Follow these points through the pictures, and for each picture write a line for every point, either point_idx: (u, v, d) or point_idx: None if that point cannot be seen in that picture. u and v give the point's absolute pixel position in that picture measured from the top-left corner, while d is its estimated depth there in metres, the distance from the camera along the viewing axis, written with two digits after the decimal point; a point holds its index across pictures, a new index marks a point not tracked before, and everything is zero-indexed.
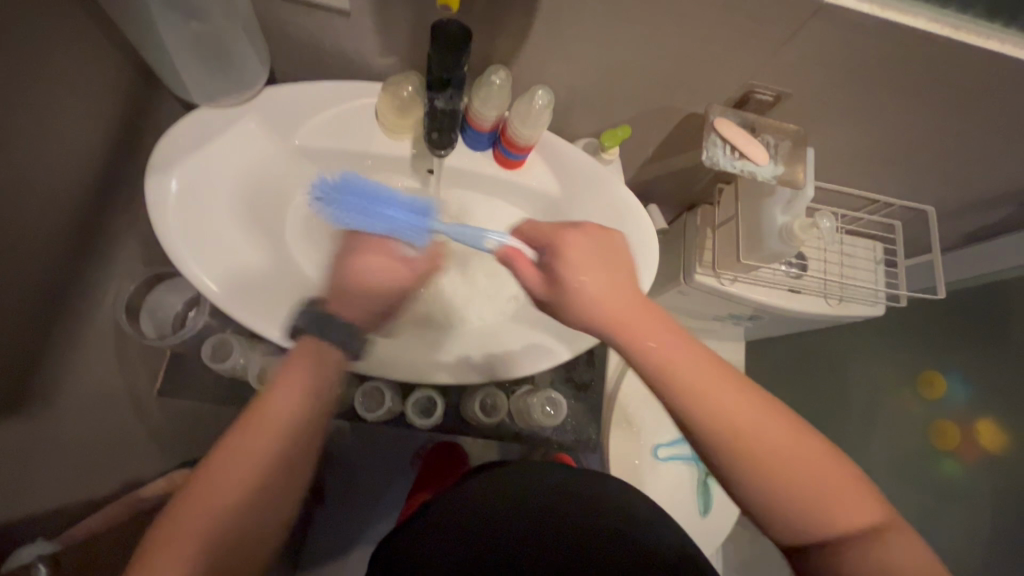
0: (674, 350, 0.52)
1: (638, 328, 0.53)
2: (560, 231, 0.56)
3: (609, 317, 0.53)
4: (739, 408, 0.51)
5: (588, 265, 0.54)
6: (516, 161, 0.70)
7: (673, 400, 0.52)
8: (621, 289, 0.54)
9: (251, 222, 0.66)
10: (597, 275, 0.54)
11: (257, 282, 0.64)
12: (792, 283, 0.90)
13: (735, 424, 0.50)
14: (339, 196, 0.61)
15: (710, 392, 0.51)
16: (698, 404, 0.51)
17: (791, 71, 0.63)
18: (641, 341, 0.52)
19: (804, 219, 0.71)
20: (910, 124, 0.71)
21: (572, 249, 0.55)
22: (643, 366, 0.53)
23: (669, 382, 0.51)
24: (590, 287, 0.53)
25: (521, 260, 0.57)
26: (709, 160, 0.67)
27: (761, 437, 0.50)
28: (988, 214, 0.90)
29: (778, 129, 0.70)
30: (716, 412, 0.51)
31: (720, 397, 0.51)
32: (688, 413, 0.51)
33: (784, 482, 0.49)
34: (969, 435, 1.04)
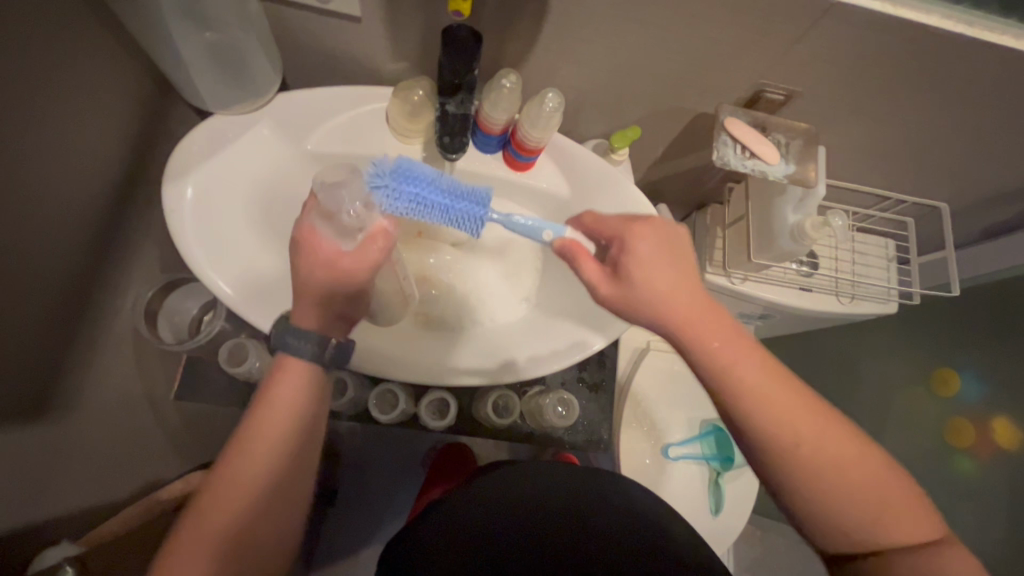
0: (745, 354, 0.52)
1: (703, 325, 0.53)
2: (633, 231, 0.56)
3: (672, 315, 0.53)
4: (800, 412, 0.51)
5: (658, 265, 0.54)
6: (526, 163, 0.71)
7: (737, 401, 0.51)
8: (691, 287, 0.54)
9: (265, 227, 0.66)
10: (663, 272, 0.54)
11: (273, 286, 0.65)
12: (804, 282, 0.90)
13: (802, 430, 0.50)
14: (399, 184, 0.54)
15: (778, 395, 0.51)
16: (755, 408, 0.51)
17: (803, 69, 0.63)
18: (704, 339, 0.52)
19: (817, 217, 0.70)
20: (923, 121, 0.70)
21: (644, 249, 0.55)
22: (702, 363, 0.53)
23: (731, 380, 0.51)
24: (664, 288, 0.53)
25: (585, 258, 0.56)
26: (720, 160, 0.66)
27: (831, 445, 0.50)
28: (1003, 210, 0.89)
29: (791, 128, 0.70)
30: (773, 414, 0.51)
31: (783, 400, 0.51)
32: (745, 417, 0.51)
33: (843, 491, 0.49)
34: (984, 433, 1.03)
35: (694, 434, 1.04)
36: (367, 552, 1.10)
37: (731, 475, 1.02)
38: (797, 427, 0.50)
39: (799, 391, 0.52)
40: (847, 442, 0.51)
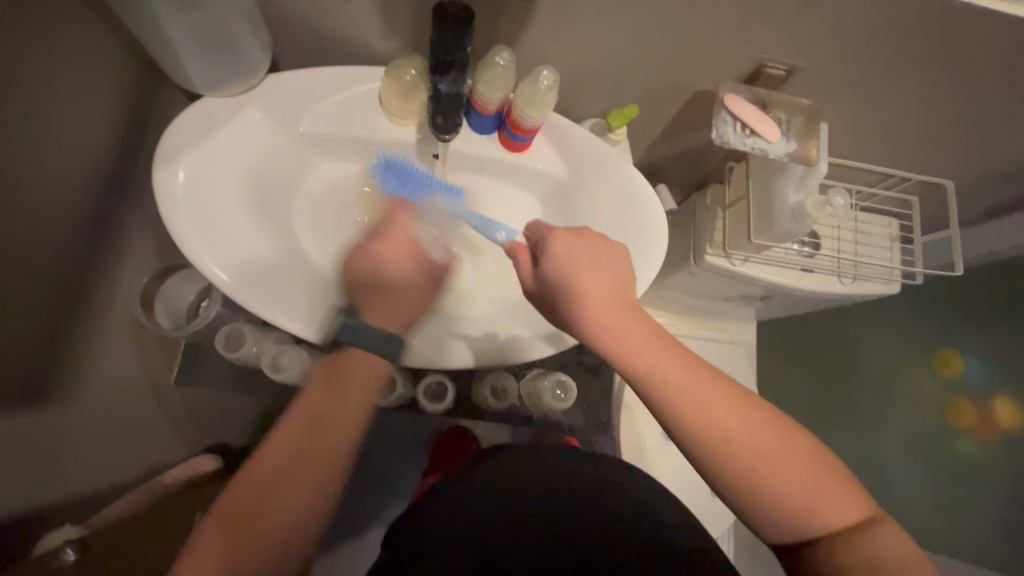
0: (657, 351, 0.52)
1: (624, 329, 0.53)
2: (550, 227, 0.56)
3: (597, 320, 0.53)
4: (727, 409, 0.51)
5: (578, 262, 0.54)
6: (521, 144, 0.70)
7: (654, 395, 0.52)
8: (613, 288, 0.54)
9: (260, 212, 0.66)
10: (587, 273, 0.53)
11: (269, 271, 0.64)
12: (805, 263, 0.89)
13: (716, 420, 0.51)
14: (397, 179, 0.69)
15: (695, 387, 0.51)
16: (682, 410, 0.51)
17: (804, 43, 0.61)
18: (611, 339, 0.52)
19: (818, 195, 0.69)
20: (928, 95, 0.68)
21: (565, 245, 0.54)
22: (630, 372, 0.53)
23: (655, 383, 0.51)
24: (581, 286, 0.53)
25: (523, 254, 0.57)
26: (719, 138, 0.65)
27: (744, 433, 0.50)
28: (1011, 188, 0.87)
29: (790, 105, 0.68)
30: (702, 413, 0.51)
31: (708, 398, 0.51)
32: (679, 419, 0.51)
33: (757, 476, 0.50)
34: (988, 414, 1.06)
35: None
36: (372, 533, 1.13)
37: None
38: (708, 418, 0.50)
39: (712, 383, 0.52)
40: (758, 428, 0.51)
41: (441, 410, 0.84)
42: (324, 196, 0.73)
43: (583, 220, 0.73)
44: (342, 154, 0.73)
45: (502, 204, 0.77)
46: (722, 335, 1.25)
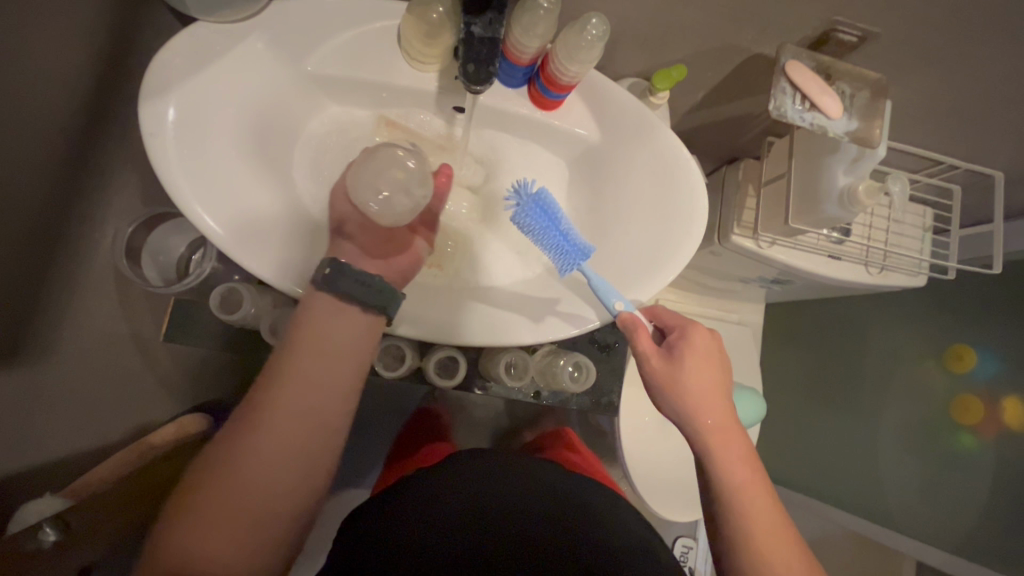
0: (753, 471, 0.56)
1: (731, 434, 0.57)
2: (689, 322, 0.62)
3: (709, 411, 0.58)
4: (798, 569, 0.52)
5: (705, 362, 0.59)
6: (554, 102, 0.64)
7: (731, 496, 0.55)
8: (724, 396, 0.59)
9: (261, 160, 0.59)
10: (709, 376, 0.59)
11: (268, 227, 0.58)
12: (833, 249, 0.85)
13: (778, 553, 0.52)
14: (531, 207, 0.63)
15: (765, 512, 0.54)
16: (758, 534, 0.53)
17: (884, 5, 0.54)
18: (718, 430, 0.57)
19: (871, 181, 0.64)
20: (1003, 74, 0.62)
21: (696, 343, 0.60)
22: (722, 474, 0.56)
23: (744, 497, 0.55)
24: (697, 383, 0.58)
25: (642, 331, 0.59)
26: (776, 110, 0.58)
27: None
28: None
29: (856, 77, 0.61)
30: (772, 549, 0.52)
31: (783, 543, 0.53)
32: (753, 541, 0.53)
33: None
34: (993, 412, 1.02)
35: None
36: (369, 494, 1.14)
37: None
38: (777, 566, 0.51)
39: (792, 540, 0.54)
40: None
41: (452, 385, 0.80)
42: (329, 145, 0.66)
43: (613, 193, 0.68)
44: (352, 99, 0.66)
45: (525, 167, 0.71)
46: (729, 316, 1.23)
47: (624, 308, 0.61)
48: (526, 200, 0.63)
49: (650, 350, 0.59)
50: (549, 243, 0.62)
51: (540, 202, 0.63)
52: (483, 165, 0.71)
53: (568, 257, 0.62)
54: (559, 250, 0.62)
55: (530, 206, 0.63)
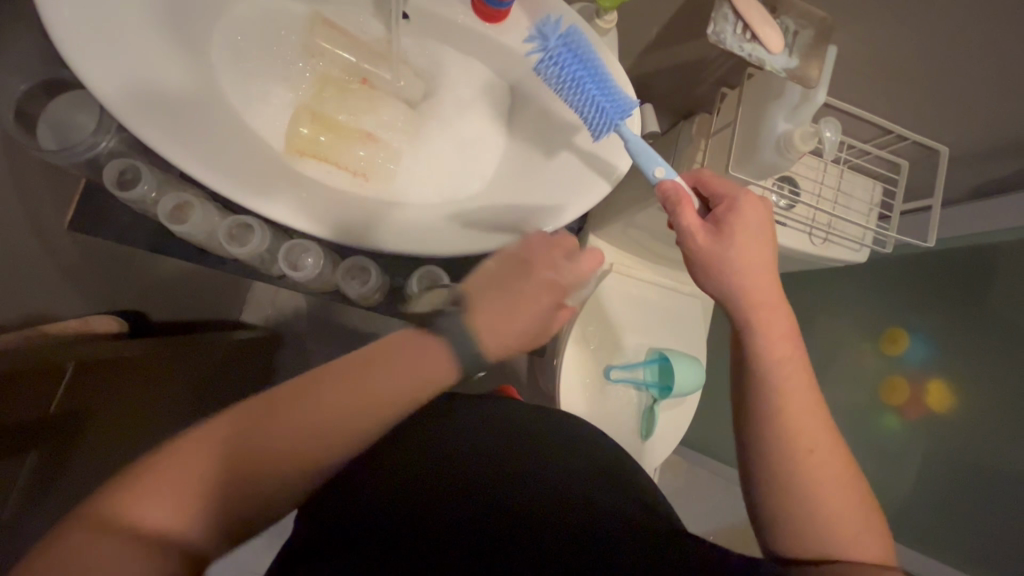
0: (784, 341, 0.59)
1: (767, 305, 0.60)
2: (742, 193, 0.61)
3: (747, 283, 0.60)
4: (816, 425, 0.56)
5: (752, 239, 0.60)
6: (498, 13, 0.62)
7: (762, 368, 0.58)
8: (769, 271, 0.61)
9: (168, 34, 0.55)
10: (755, 252, 0.60)
11: (174, 101, 0.54)
12: (780, 216, 0.85)
13: (800, 429, 0.55)
14: (563, 53, 0.59)
15: (797, 393, 0.57)
16: (784, 393, 0.57)
17: None
18: (759, 301, 0.60)
19: (809, 127, 0.63)
20: (947, 30, 0.61)
21: (747, 219, 0.60)
22: (755, 341, 0.59)
23: (771, 359, 0.58)
24: (744, 256, 0.59)
25: (687, 206, 0.60)
26: (715, 36, 0.56)
27: (825, 450, 0.55)
28: (1002, 166, 0.80)
29: (803, 14, 0.59)
30: (796, 405, 0.56)
31: (807, 401, 0.57)
32: (777, 396, 0.56)
33: (813, 491, 0.53)
34: (919, 394, 1.05)
35: (638, 361, 1.20)
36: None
37: (665, 405, 1.19)
38: (798, 425, 0.55)
39: (814, 402, 0.57)
40: (831, 446, 0.55)
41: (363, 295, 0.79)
42: (253, 33, 0.62)
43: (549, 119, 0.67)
44: None
45: (462, 88, 0.69)
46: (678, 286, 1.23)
47: (664, 175, 0.61)
48: (553, 48, 0.59)
49: (699, 227, 0.60)
50: (583, 97, 0.59)
51: (569, 48, 0.59)
52: (425, 80, 0.69)
53: (604, 114, 0.59)
54: (596, 106, 0.59)
55: (559, 55, 0.59)
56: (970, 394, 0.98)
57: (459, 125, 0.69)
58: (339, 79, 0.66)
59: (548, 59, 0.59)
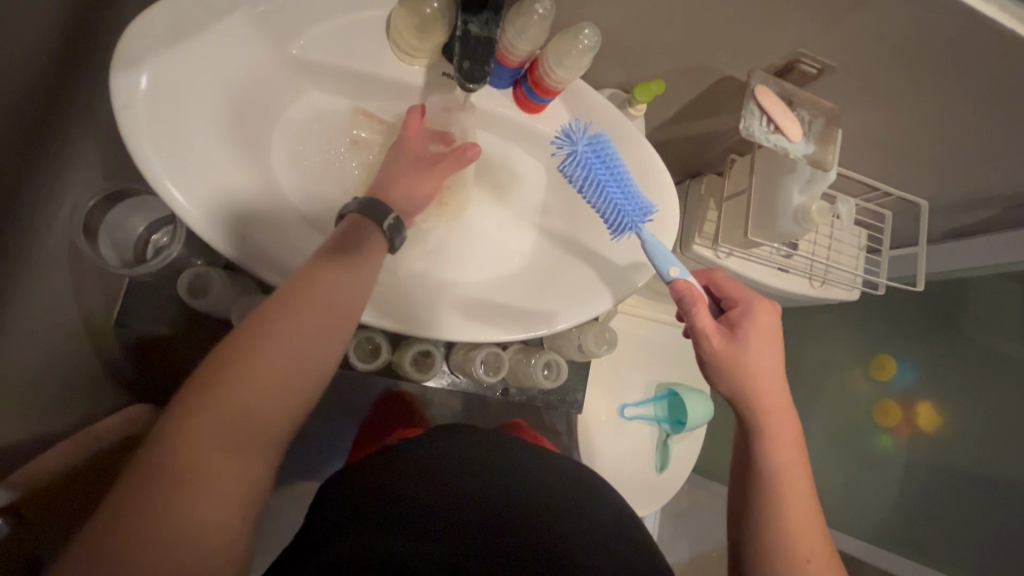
0: (794, 452, 0.60)
1: (778, 412, 0.60)
2: (755, 300, 0.64)
3: (762, 385, 0.60)
4: (815, 544, 0.55)
5: (764, 344, 0.62)
6: (539, 105, 0.65)
7: (768, 485, 0.58)
8: (780, 375, 0.62)
9: (238, 143, 0.57)
10: (767, 355, 0.62)
11: (247, 211, 0.56)
12: (782, 263, 0.91)
13: (802, 543, 0.55)
14: (589, 157, 0.64)
15: (799, 504, 0.57)
16: (786, 507, 0.56)
17: (844, 44, 0.59)
18: (773, 418, 0.60)
19: (822, 201, 0.70)
20: (936, 116, 0.69)
21: (763, 322, 0.63)
22: (767, 447, 0.59)
23: (780, 465, 0.58)
24: (757, 360, 0.61)
25: (703, 306, 0.62)
26: (745, 130, 0.63)
27: (819, 570, 0.54)
28: (972, 215, 0.91)
29: (815, 106, 0.66)
30: (796, 518, 0.56)
31: (806, 513, 0.57)
32: (782, 504, 0.57)
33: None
34: (909, 415, 1.14)
35: (648, 397, 1.25)
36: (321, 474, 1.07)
37: (677, 438, 1.24)
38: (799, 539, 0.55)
39: (817, 522, 0.57)
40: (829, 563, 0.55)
41: (422, 379, 0.74)
42: (309, 130, 0.65)
43: (585, 200, 0.71)
44: (336, 87, 0.65)
45: (500, 171, 0.72)
46: (682, 321, 1.30)
47: (678, 276, 0.63)
48: (581, 153, 0.64)
49: (713, 327, 0.62)
50: (606, 200, 0.63)
51: (595, 152, 0.64)
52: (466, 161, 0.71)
53: (624, 215, 0.64)
54: (616, 207, 0.63)
55: (587, 160, 0.64)
56: (954, 412, 1.08)
57: (501, 207, 0.73)
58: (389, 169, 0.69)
59: (575, 160, 0.64)
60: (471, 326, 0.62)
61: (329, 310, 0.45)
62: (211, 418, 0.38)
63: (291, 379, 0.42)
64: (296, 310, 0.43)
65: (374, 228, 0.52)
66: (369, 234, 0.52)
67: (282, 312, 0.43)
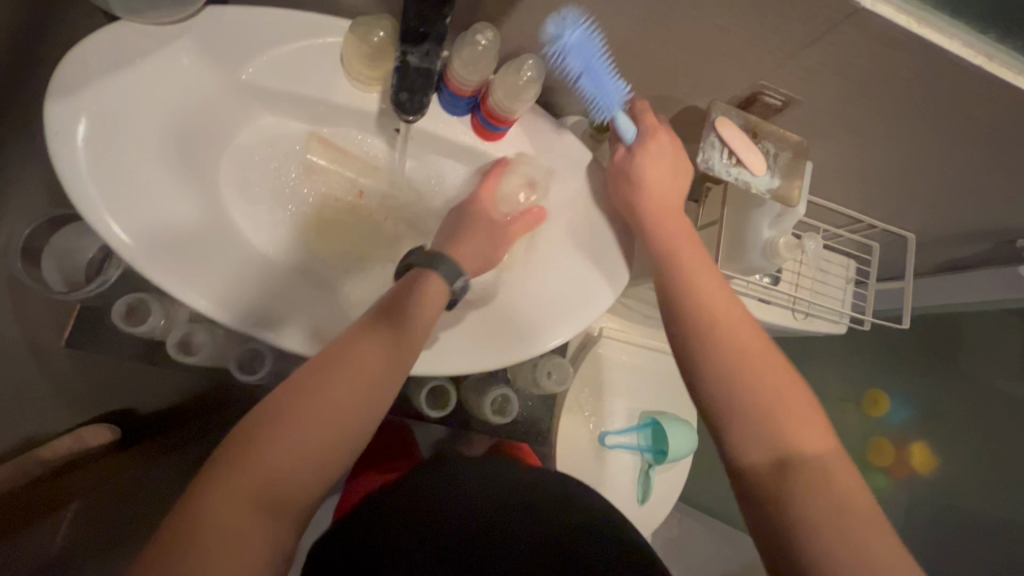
0: (718, 293, 0.57)
1: (681, 245, 0.60)
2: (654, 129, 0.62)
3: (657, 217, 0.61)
4: (773, 387, 0.52)
5: (653, 166, 0.61)
6: (496, 134, 0.63)
7: (724, 396, 0.53)
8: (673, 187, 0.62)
9: (183, 171, 0.57)
10: (652, 172, 0.61)
11: (185, 239, 0.55)
12: (763, 293, 0.84)
13: (759, 386, 0.52)
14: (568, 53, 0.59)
15: (745, 342, 0.54)
16: (731, 354, 0.54)
17: (806, 77, 0.57)
18: (721, 330, 0.55)
19: (792, 236, 0.67)
20: (912, 150, 0.66)
21: (655, 146, 0.61)
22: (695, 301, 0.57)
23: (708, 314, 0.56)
24: (648, 182, 0.61)
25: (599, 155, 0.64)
26: (704, 163, 0.61)
27: (778, 403, 0.51)
28: (963, 249, 0.87)
29: (781, 138, 0.63)
30: (739, 363, 0.53)
31: (755, 357, 0.53)
32: (723, 351, 0.54)
33: (812, 520, 0.46)
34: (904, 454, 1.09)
35: (631, 426, 1.21)
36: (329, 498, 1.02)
37: (660, 469, 1.20)
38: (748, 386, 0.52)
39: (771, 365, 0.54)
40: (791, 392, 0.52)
41: None
42: (261, 156, 0.64)
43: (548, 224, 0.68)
44: (289, 113, 0.64)
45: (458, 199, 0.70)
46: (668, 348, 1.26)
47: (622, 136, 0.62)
48: (580, 58, 0.59)
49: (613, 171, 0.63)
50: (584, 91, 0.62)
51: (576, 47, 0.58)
52: (420, 191, 0.70)
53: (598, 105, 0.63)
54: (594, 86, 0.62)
55: (586, 65, 0.60)
56: (948, 455, 1.05)
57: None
58: (342, 195, 0.68)
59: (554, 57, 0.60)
60: (454, 349, 0.59)
61: (342, 392, 0.46)
62: (246, 481, 0.41)
63: (325, 438, 0.45)
64: (334, 371, 0.46)
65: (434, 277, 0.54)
66: (421, 288, 0.53)
67: (324, 374, 0.46)
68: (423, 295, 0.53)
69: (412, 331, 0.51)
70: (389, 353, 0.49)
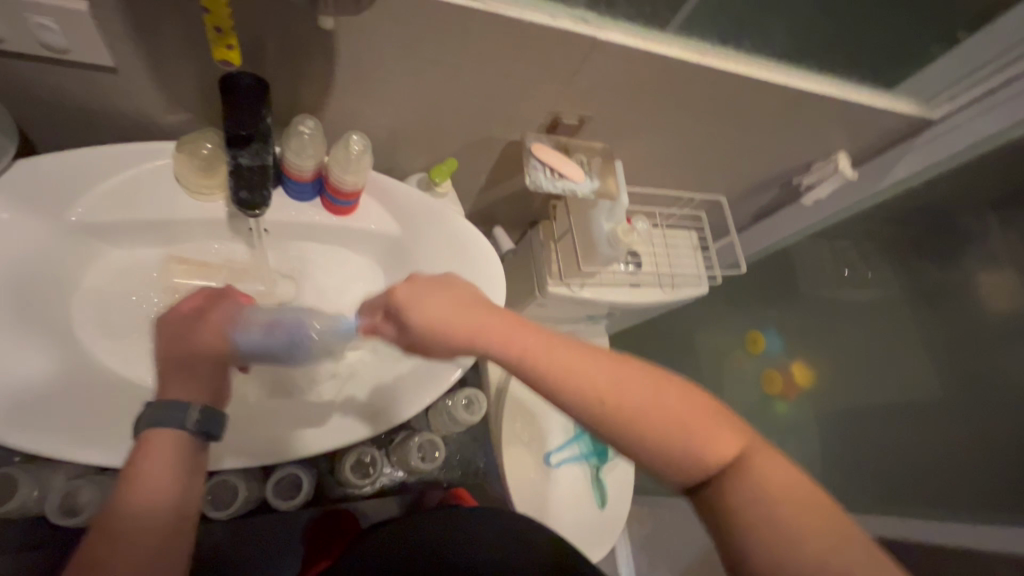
0: (583, 362, 0.48)
1: (489, 328, 0.51)
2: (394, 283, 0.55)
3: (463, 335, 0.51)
4: (666, 412, 0.46)
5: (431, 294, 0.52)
6: (347, 207, 0.68)
7: (645, 450, 0.46)
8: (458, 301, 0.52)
9: (22, 326, 0.54)
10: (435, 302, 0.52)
11: (36, 397, 0.52)
12: (631, 279, 0.95)
13: (660, 425, 0.46)
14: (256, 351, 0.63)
15: (616, 384, 0.47)
16: (626, 419, 0.46)
17: (587, 96, 0.69)
18: (604, 401, 0.47)
19: (625, 223, 0.77)
20: (687, 133, 0.82)
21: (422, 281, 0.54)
22: (563, 397, 0.48)
23: (572, 382, 0.47)
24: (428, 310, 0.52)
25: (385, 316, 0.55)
26: (533, 183, 0.70)
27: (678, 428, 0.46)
28: (763, 197, 1.06)
29: (587, 148, 0.77)
30: (633, 420, 0.46)
31: (632, 394, 0.47)
32: (618, 428, 0.46)
33: (738, 496, 0.44)
34: (790, 378, 1.25)
35: (570, 439, 1.24)
36: None
37: (608, 468, 1.23)
38: (655, 436, 0.46)
39: (657, 389, 0.47)
40: (674, 405, 0.47)
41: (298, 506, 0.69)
42: (110, 292, 0.63)
43: (420, 262, 0.72)
44: (133, 241, 0.64)
45: (331, 273, 0.72)
46: None
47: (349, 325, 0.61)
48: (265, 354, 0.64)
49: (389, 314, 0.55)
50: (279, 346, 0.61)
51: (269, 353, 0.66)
52: (293, 279, 0.70)
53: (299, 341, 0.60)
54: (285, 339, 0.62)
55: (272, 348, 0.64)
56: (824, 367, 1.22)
57: (358, 289, 0.73)
58: None
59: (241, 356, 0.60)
60: (336, 431, 0.61)
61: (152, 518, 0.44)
62: None
63: None
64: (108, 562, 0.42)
65: (165, 430, 0.47)
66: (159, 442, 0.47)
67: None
68: (167, 445, 0.47)
69: (173, 482, 0.46)
70: (164, 516, 0.45)
